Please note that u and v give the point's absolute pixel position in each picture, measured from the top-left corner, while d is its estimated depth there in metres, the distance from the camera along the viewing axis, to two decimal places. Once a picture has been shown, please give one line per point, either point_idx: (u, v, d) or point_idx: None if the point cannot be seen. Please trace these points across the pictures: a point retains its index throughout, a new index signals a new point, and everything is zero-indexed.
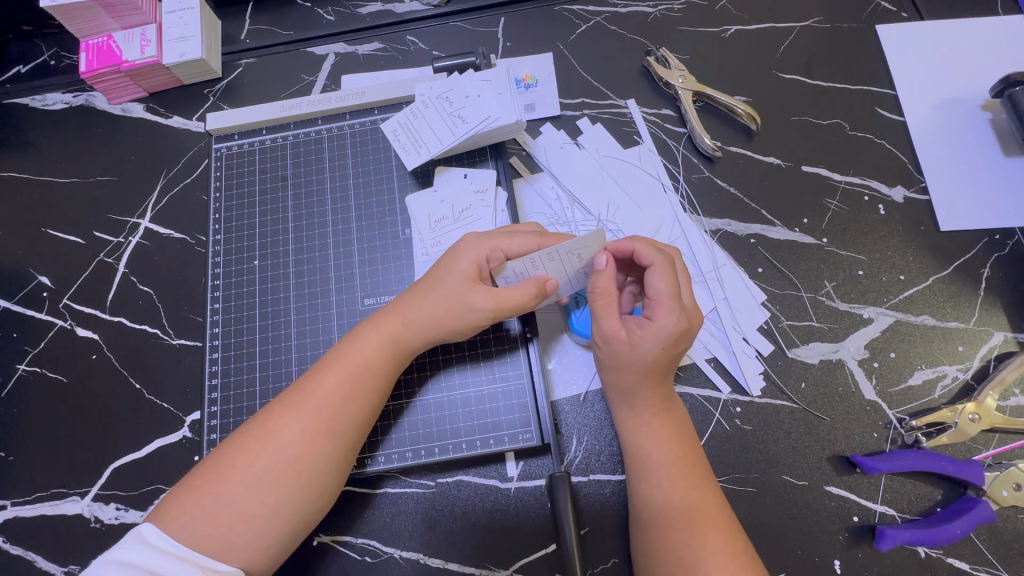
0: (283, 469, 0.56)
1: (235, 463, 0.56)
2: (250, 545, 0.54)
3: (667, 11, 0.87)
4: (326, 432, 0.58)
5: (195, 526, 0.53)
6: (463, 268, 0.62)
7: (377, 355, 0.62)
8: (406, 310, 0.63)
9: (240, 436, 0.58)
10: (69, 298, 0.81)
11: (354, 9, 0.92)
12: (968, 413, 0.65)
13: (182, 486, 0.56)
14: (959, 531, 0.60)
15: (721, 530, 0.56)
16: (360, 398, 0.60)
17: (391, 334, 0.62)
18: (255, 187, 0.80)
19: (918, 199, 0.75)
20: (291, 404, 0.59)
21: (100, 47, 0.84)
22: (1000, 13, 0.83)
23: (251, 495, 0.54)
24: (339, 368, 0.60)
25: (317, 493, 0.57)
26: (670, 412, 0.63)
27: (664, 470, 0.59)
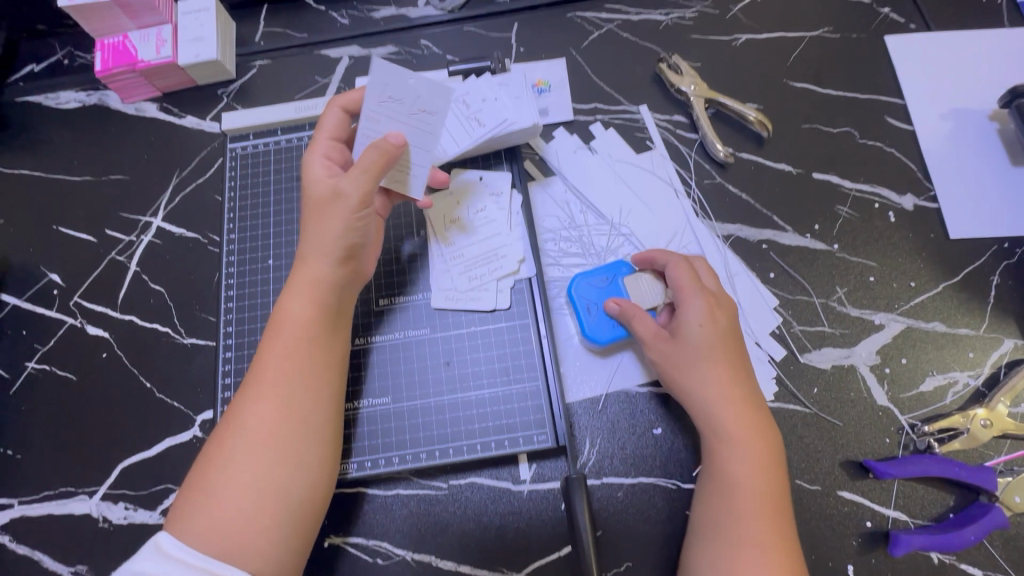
0: (250, 441, 0.56)
1: (211, 456, 0.56)
2: (250, 531, 0.53)
3: (678, 20, 0.88)
4: (275, 394, 0.58)
5: (193, 527, 0.53)
6: (319, 173, 0.65)
7: (309, 309, 0.62)
8: (312, 259, 0.63)
9: (220, 432, 0.58)
10: (80, 296, 0.81)
11: (369, 12, 0.93)
12: (980, 419, 0.65)
13: (183, 491, 0.57)
14: (973, 537, 0.61)
15: (777, 551, 0.56)
16: (302, 351, 0.60)
17: (317, 287, 0.62)
18: (269, 186, 0.80)
19: (927, 207, 0.76)
20: (244, 384, 0.60)
21: (115, 47, 0.85)
22: (1007, 25, 0.84)
23: (230, 479, 0.55)
24: (274, 335, 0.61)
25: (290, 458, 0.57)
26: (765, 427, 0.61)
27: (751, 492, 0.58)
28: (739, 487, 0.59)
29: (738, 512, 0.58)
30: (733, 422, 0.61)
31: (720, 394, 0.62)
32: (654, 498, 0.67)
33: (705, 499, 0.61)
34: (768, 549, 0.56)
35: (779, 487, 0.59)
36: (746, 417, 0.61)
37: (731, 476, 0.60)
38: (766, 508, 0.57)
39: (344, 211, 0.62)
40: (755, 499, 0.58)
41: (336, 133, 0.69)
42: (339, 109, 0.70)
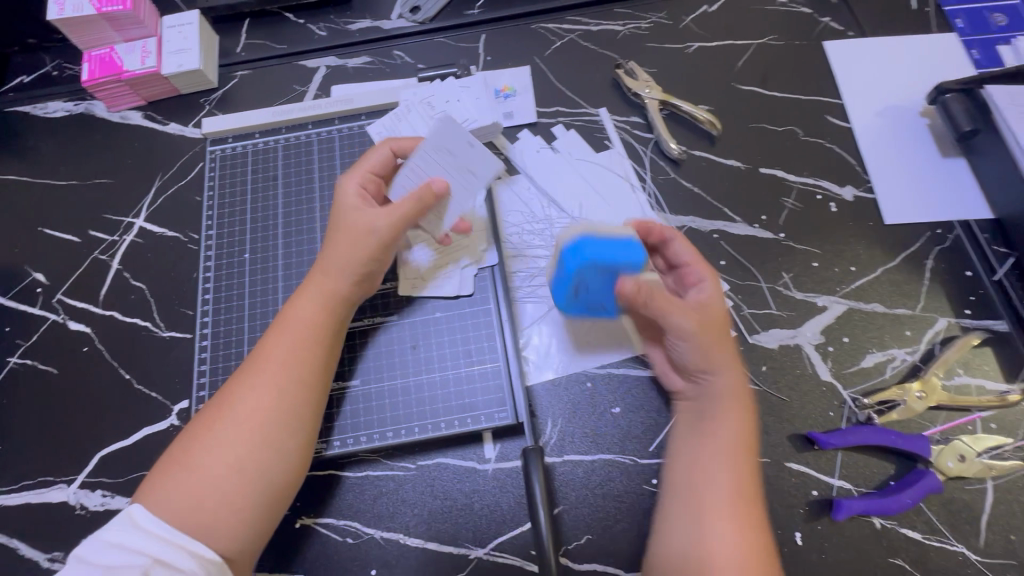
0: (241, 427, 0.59)
1: (199, 435, 0.59)
2: (224, 511, 0.56)
3: (635, 29, 0.94)
4: (275, 387, 0.61)
5: (168, 500, 0.55)
6: (351, 203, 0.69)
7: (317, 311, 0.66)
8: (332, 272, 0.67)
9: (212, 409, 0.61)
10: (63, 293, 0.84)
11: (345, 25, 0.98)
12: (916, 391, 0.70)
13: (164, 462, 0.60)
14: (910, 501, 0.64)
15: (746, 504, 0.59)
16: (305, 347, 0.64)
17: (327, 291, 0.67)
18: (247, 186, 0.84)
19: (866, 198, 0.82)
20: (245, 371, 0.63)
21: (102, 58, 0.89)
22: (935, 31, 0.91)
23: (215, 459, 0.57)
24: (281, 330, 0.65)
25: (277, 449, 0.59)
26: (741, 386, 0.65)
27: (728, 451, 0.61)
28: (717, 446, 0.62)
29: (713, 470, 0.61)
30: (717, 383, 0.65)
31: (721, 358, 0.65)
32: (613, 473, 0.70)
33: (678, 494, 0.62)
34: (739, 500, 0.59)
35: (754, 447, 0.63)
36: (727, 382, 0.65)
37: (710, 437, 0.63)
38: (739, 463, 0.61)
39: (371, 240, 0.67)
40: (729, 454, 0.61)
41: (379, 171, 0.72)
42: (389, 149, 0.73)
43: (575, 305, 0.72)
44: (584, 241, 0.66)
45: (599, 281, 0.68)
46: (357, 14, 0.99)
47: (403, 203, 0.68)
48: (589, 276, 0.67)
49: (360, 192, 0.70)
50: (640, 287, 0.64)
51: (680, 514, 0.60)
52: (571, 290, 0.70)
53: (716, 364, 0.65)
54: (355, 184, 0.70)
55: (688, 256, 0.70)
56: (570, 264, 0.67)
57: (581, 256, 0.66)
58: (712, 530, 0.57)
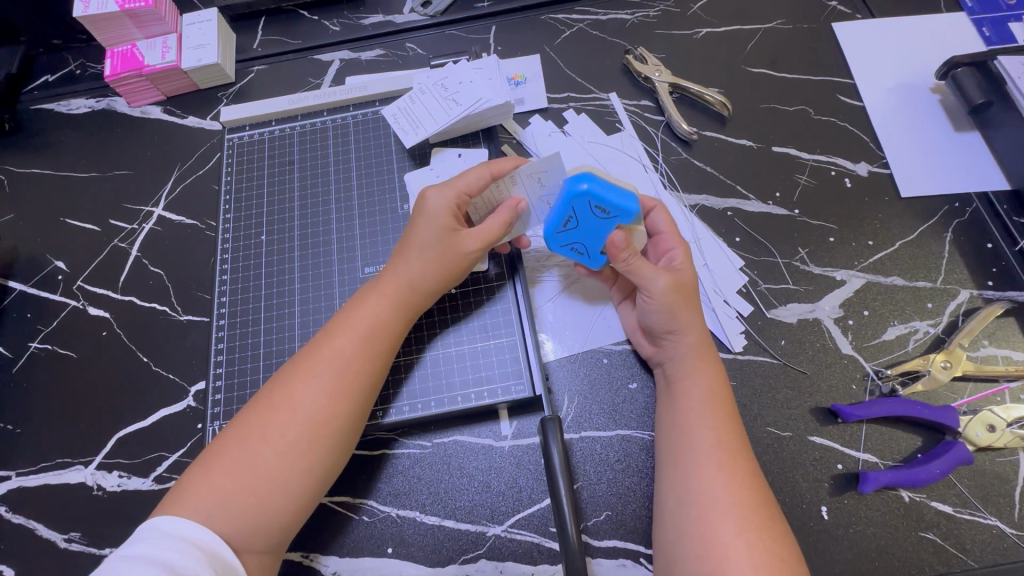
0: (311, 433, 0.59)
1: (262, 434, 0.58)
2: (286, 509, 0.57)
3: (643, 17, 0.95)
4: (347, 394, 0.61)
5: (227, 498, 0.55)
6: (442, 222, 0.67)
7: (387, 316, 0.65)
8: (411, 286, 0.67)
9: (262, 408, 0.60)
10: (83, 280, 0.85)
11: (358, 20, 1.00)
12: (940, 361, 0.68)
13: (211, 452, 0.59)
14: (939, 472, 0.63)
15: (730, 455, 0.59)
16: (375, 355, 0.64)
17: (396, 296, 0.66)
18: (263, 172, 0.86)
19: (881, 173, 0.81)
20: (308, 371, 0.61)
21: (124, 54, 0.92)
22: (944, 12, 0.92)
23: (284, 462, 0.58)
24: (350, 333, 0.64)
25: (342, 452, 0.61)
26: (707, 345, 0.66)
27: (701, 406, 0.62)
28: (689, 403, 0.63)
29: (688, 427, 0.61)
30: (684, 344, 0.65)
31: (688, 321, 0.65)
32: (631, 449, 0.69)
33: (667, 460, 0.62)
34: (724, 452, 0.59)
35: (735, 417, 0.62)
36: (693, 341, 0.65)
37: (682, 397, 0.64)
38: (716, 415, 0.61)
39: (460, 262, 0.68)
40: (704, 409, 0.62)
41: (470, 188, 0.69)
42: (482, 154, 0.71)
43: (558, 240, 0.70)
44: (591, 177, 0.65)
45: (591, 217, 0.66)
46: (370, 9, 1.01)
47: (497, 229, 0.68)
48: (585, 210, 0.66)
49: (452, 210, 0.68)
50: (628, 242, 0.64)
51: (669, 473, 0.61)
52: (563, 219, 0.67)
53: (683, 327, 0.65)
54: (448, 202, 0.68)
55: (664, 226, 0.70)
56: (574, 192, 0.65)
57: (588, 189, 0.64)
58: (706, 486, 0.57)
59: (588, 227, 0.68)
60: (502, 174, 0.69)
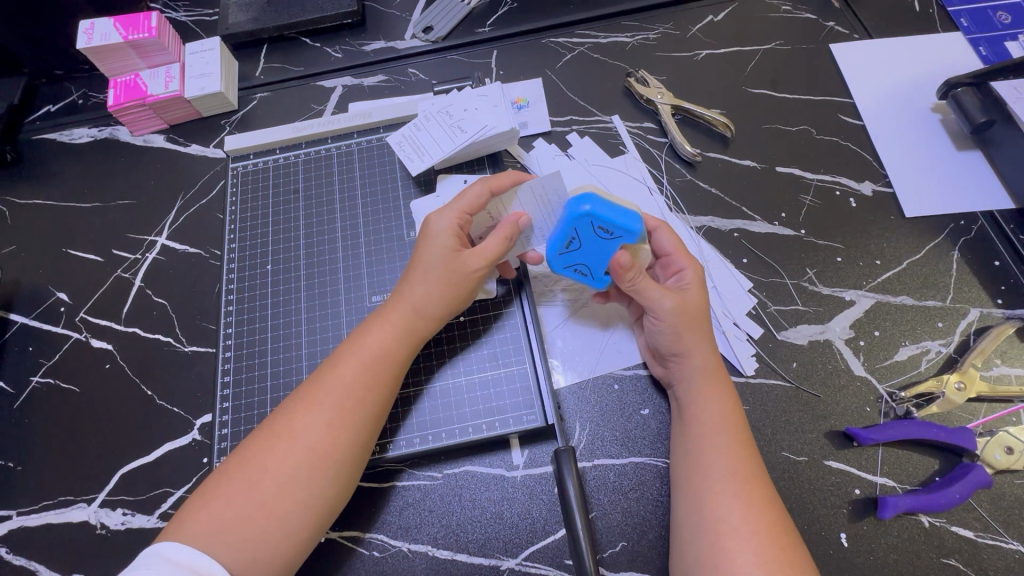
0: (313, 464, 0.58)
1: (263, 463, 0.57)
2: (285, 542, 0.56)
3: (643, 40, 0.96)
4: (350, 424, 0.60)
5: (226, 529, 0.54)
6: (444, 242, 0.67)
7: (393, 344, 0.65)
8: (416, 306, 0.66)
9: (265, 435, 0.60)
10: (86, 312, 0.84)
11: (360, 46, 1.01)
12: (954, 382, 0.68)
13: (213, 479, 0.58)
14: (958, 496, 0.62)
15: (745, 481, 0.58)
16: (380, 385, 0.63)
17: (405, 324, 0.66)
18: (268, 200, 0.86)
19: (884, 192, 0.82)
20: (313, 399, 0.61)
21: (127, 84, 0.92)
22: (939, 31, 0.93)
23: (283, 494, 0.56)
24: (354, 361, 0.63)
25: (343, 484, 0.60)
26: (715, 366, 0.66)
27: (713, 430, 0.61)
28: (701, 428, 0.62)
29: (700, 453, 0.61)
30: (691, 367, 0.65)
31: (693, 343, 0.65)
32: (645, 477, 0.68)
33: (680, 488, 0.61)
34: (739, 479, 0.58)
35: (747, 442, 0.62)
36: (701, 363, 0.65)
37: (693, 421, 0.63)
38: (729, 441, 0.61)
39: (461, 282, 0.66)
40: (716, 434, 0.61)
41: (473, 209, 0.68)
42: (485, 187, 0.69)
43: (561, 261, 0.70)
44: (594, 199, 0.65)
45: (594, 237, 0.66)
46: (372, 36, 1.02)
47: (495, 243, 0.66)
48: (587, 230, 0.66)
49: (455, 231, 0.68)
50: (632, 263, 0.63)
51: (684, 501, 0.60)
52: (564, 240, 0.67)
53: (691, 349, 0.65)
54: (451, 223, 0.68)
55: (670, 247, 0.69)
56: (574, 213, 0.65)
57: (590, 211, 0.64)
58: (721, 513, 0.56)
59: (591, 247, 0.67)
60: (499, 189, 0.69)
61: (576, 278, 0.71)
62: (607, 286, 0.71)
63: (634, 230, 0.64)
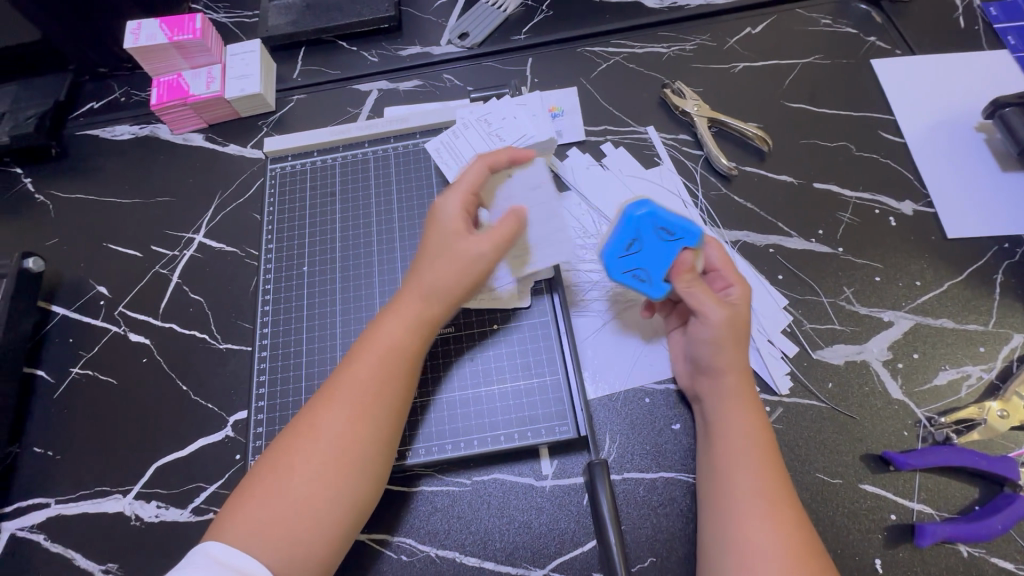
0: (336, 459, 0.58)
1: (292, 463, 0.58)
2: (319, 541, 0.56)
3: (680, 51, 0.96)
4: (370, 417, 0.60)
5: (262, 529, 0.55)
6: (452, 228, 0.67)
7: (407, 336, 0.65)
8: (429, 296, 0.66)
9: (290, 435, 0.60)
10: (125, 306, 0.86)
11: (396, 51, 1.02)
12: (997, 410, 0.67)
13: (248, 481, 0.59)
14: (1000, 527, 0.61)
15: (773, 504, 0.57)
16: (395, 377, 0.63)
17: (418, 315, 0.66)
18: (304, 201, 0.87)
19: (926, 212, 0.80)
20: (332, 396, 0.61)
21: (170, 84, 0.94)
22: (984, 49, 0.91)
23: (310, 490, 0.57)
24: (369, 355, 0.64)
25: (369, 477, 0.60)
26: (748, 384, 0.65)
27: (740, 450, 0.61)
28: (728, 447, 0.61)
29: (728, 473, 0.60)
30: (721, 385, 0.64)
31: (730, 360, 0.64)
32: (675, 492, 0.67)
33: (710, 507, 0.60)
34: (767, 501, 0.57)
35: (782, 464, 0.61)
36: (734, 383, 0.64)
37: (720, 438, 0.62)
38: (759, 461, 0.60)
39: (466, 266, 0.66)
40: (748, 454, 0.60)
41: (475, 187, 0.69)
42: (484, 164, 0.70)
43: (619, 265, 0.67)
44: (651, 203, 0.68)
45: (653, 240, 0.67)
46: (408, 41, 1.03)
47: (503, 224, 0.66)
48: (648, 233, 0.67)
49: (460, 214, 0.68)
50: (690, 265, 0.65)
51: (712, 522, 0.59)
52: (626, 240, 0.67)
53: (726, 365, 0.64)
54: (456, 208, 0.68)
55: (718, 260, 0.68)
56: (635, 217, 0.67)
57: (649, 214, 0.67)
58: (749, 536, 0.56)
59: (648, 252, 0.67)
60: (497, 166, 0.71)
61: (634, 286, 0.67)
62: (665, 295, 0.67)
63: (694, 233, 0.66)
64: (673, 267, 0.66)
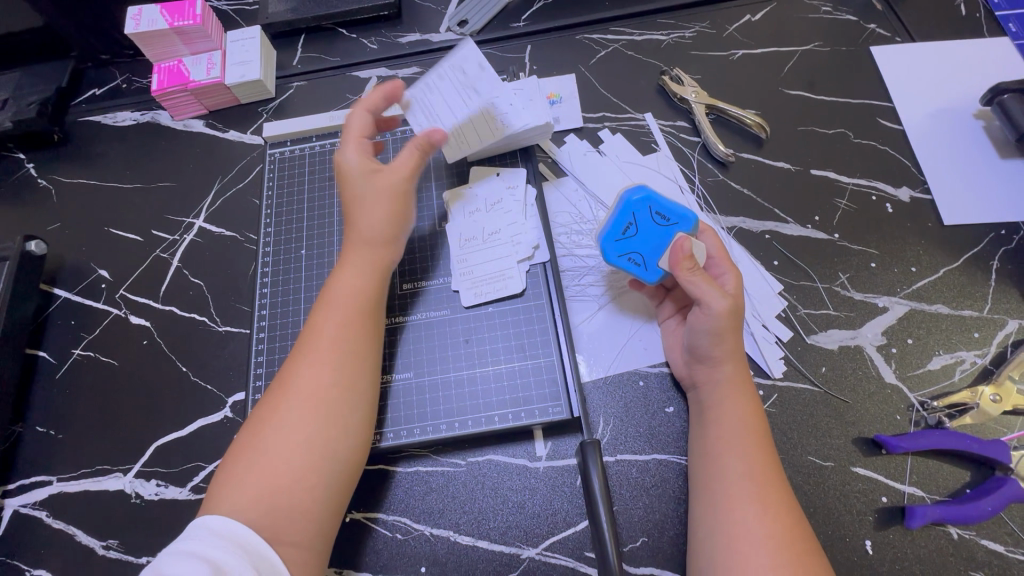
0: (308, 408, 0.59)
1: (265, 420, 0.59)
2: (298, 491, 0.56)
3: (678, 39, 0.95)
4: (334, 361, 0.62)
5: (245, 487, 0.55)
6: (356, 163, 0.71)
7: (358, 283, 0.67)
8: (369, 238, 0.69)
9: (267, 395, 0.62)
10: (126, 289, 0.87)
11: (396, 39, 1.02)
12: (989, 394, 0.67)
13: (234, 450, 0.59)
14: (990, 509, 0.61)
15: (764, 485, 0.58)
16: (352, 321, 0.65)
17: (366, 261, 0.68)
18: (303, 186, 0.87)
19: (923, 199, 0.80)
20: (300, 351, 0.63)
21: (170, 70, 0.94)
22: (986, 36, 0.91)
23: (285, 440, 0.58)
24: (328, 307, 0.65)
25: (339, 420, 0.60)
26: (745, 374, 0.65)
27: (733, 432, 0.61)
28: (721, 430, 0.62)
29: (721, 454, 0.61)
30: (720, 372, 0.65)
31: (730, 349, 0.64)
32: (667, 474, 0.68)
33: (702, 487, 0.61)
34: (758, 481, 0.58)
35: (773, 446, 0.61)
36: (730, 368, 0.65)
37: (714, 421, 0.63)
38: (753, 443, 0.60)
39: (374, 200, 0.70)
40: (741, 436, 0.61)
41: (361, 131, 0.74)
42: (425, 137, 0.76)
43: (615, 248, 0.70)
44: (649, 189, 0.70)
45: (650, 224, 0.69)
46: (407, 28, 1.03)
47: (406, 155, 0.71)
48: (644, 218, 0.70)
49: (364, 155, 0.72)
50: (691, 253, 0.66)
51: (704, 502, 0.60)
52: (623, 225, 0.70)
53: (725, 354, 0.64)
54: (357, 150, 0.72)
55: (715, 249, 0.69)
56: (632, 201, 0.70)
57: (645, 198, 0.69)
58: (738, 516, 0.56)
59: (645, 237, 0.70)
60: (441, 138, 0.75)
61: (627, 268, 0.70)
62: (658, 280, 0.70)
63: (690, 220, 0.69)
64: (672, 252, 0.66)
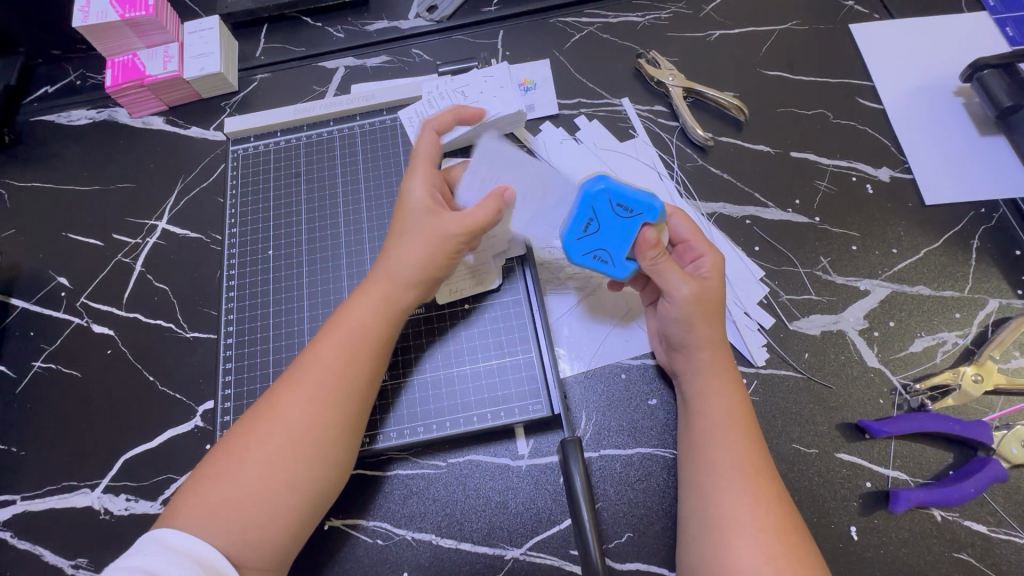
0: (294, 444, 0.57)
1: (246, 443, 0.57)
2: (271, 526, 0.55)
3: (655, 20, 0.93)
4: (332, 402, 0.59)
5: (212, 513, 0.53)
6: (423, 211, 0.65)
7: (374, 320, 0.63)
8: (395, 278, 0.64)
9: (250, 415, 0.59)
10: (87, 297, 0.83)
11: (363, 26, 0.98)
12: (971, 374, 0.67)
13: (203, 467, 0.57)
14: (973, 491, 0.61)
15: (751, 476, 0.56)
16: (359, 362, 0.61)
17: (383, 298, 0.64)
18: (269, 183, 0.84)
19: (903, 178, 0.79)
20: (295, 379, 0.60)
21: (125, 64, 0.90)
22: (964, 11, 0.90)
23: (268, 474, 0.55)
24: (334, 339, 0.62)
25: (329, 465, 0.58)
26: (725, 359, 0.64)
27: (718, 426, 0.60)
28: (706, 424, 0.60)
29: (706, 448, 0.59)
30: (697, 359, 0.63)
31: (705, 335, 0.63)
32: (652, 467, 0.67)
33: (687, 481, 0.60)
34: (746, 475, 0.57)
35: (759, 436, 0.60)
36: (710, 356, 0.63)
37: (697, 414, 0.62)
38: (738, 434, 0.59)
39: (441, 247, 0.63)
40: (724, 427, 0.60)
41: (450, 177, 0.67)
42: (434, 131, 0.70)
43: (579, 247, 0.64)
44: (608, 177, 0.63)
45: (611, 216, 0.63)
46: (374, 15, 0.98)
47: (477, 209, 0.63)
48: (604, 211, 0.63)
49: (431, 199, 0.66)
50: (658, 241, 0.62)
51: (690, 496, 0.59)
52: (584, 222, 0.63)
53: (700, 341, 0.63)
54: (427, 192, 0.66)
55: (688, 231, 0.67)
56: (591, 193, 0.63)
57: (605, 189, 0.63)
58: (727, 509, 0.55)
59: (609, 232, 0.63)
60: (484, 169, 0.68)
61: (594, 266, 0.65)
62: (628, 276, 0.65)
63: (656, 209, 0.63)
64: (636, 243, 0.63)
